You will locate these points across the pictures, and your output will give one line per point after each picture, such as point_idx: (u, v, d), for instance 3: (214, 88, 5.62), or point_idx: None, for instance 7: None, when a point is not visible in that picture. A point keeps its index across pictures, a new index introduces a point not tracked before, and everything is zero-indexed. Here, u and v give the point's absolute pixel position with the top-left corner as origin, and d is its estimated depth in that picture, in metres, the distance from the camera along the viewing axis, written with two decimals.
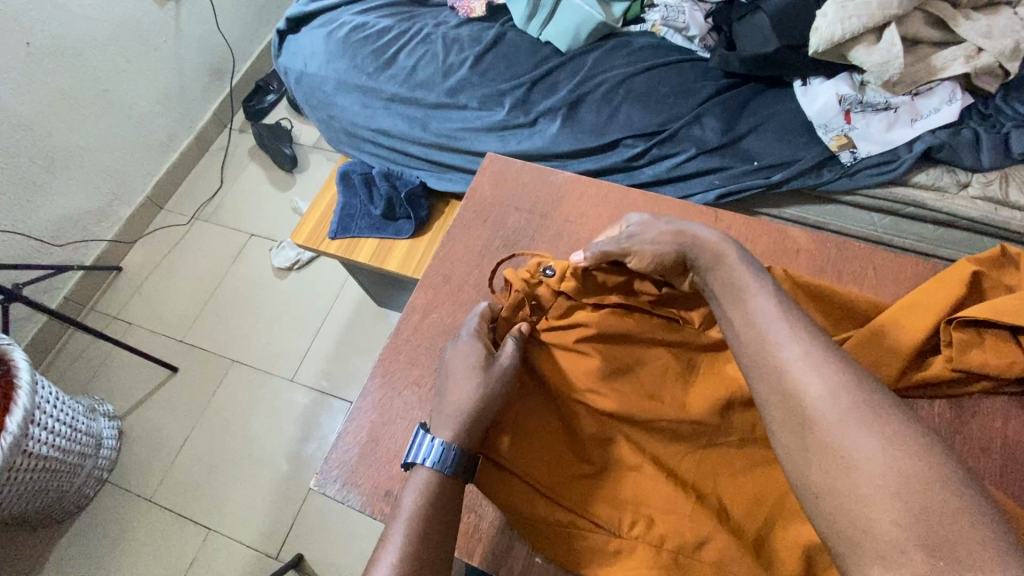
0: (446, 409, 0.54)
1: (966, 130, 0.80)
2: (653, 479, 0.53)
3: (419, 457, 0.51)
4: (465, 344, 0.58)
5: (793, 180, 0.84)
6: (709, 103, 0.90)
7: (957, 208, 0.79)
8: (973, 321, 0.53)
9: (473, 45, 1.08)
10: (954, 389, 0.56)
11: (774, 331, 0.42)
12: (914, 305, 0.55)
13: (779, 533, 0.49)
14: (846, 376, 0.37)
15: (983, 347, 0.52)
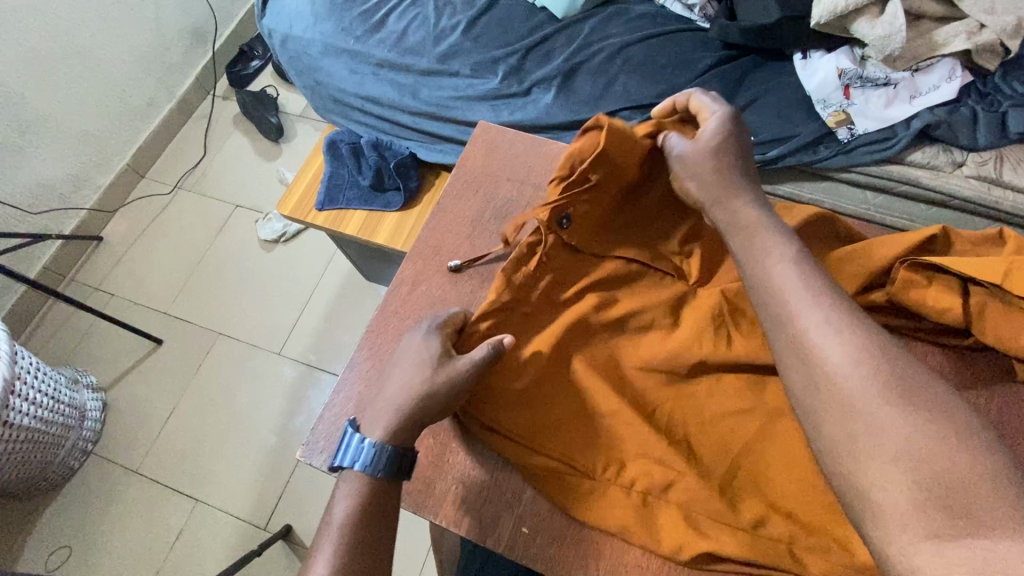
0: (382, 413, 0.52)
1: (964, 108, 0.79)
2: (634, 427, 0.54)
3: (345, 458, 0.51)
4: (410, 344, 0.55)
5: (789, 156, 0.83)
6: (708, 74, 0.88)
7: (950, 186, 0.78)
8: (925, 266, 0.57)
9: (465, 9, 1.04)
10: (906, 331, 0.60)
11: (803, 306, 0.41)
12: (884, 243, 0.59)
13: (744, 475, 0.52)
14: (875, 347, 0.37)
15: (923, 289, 0.56)
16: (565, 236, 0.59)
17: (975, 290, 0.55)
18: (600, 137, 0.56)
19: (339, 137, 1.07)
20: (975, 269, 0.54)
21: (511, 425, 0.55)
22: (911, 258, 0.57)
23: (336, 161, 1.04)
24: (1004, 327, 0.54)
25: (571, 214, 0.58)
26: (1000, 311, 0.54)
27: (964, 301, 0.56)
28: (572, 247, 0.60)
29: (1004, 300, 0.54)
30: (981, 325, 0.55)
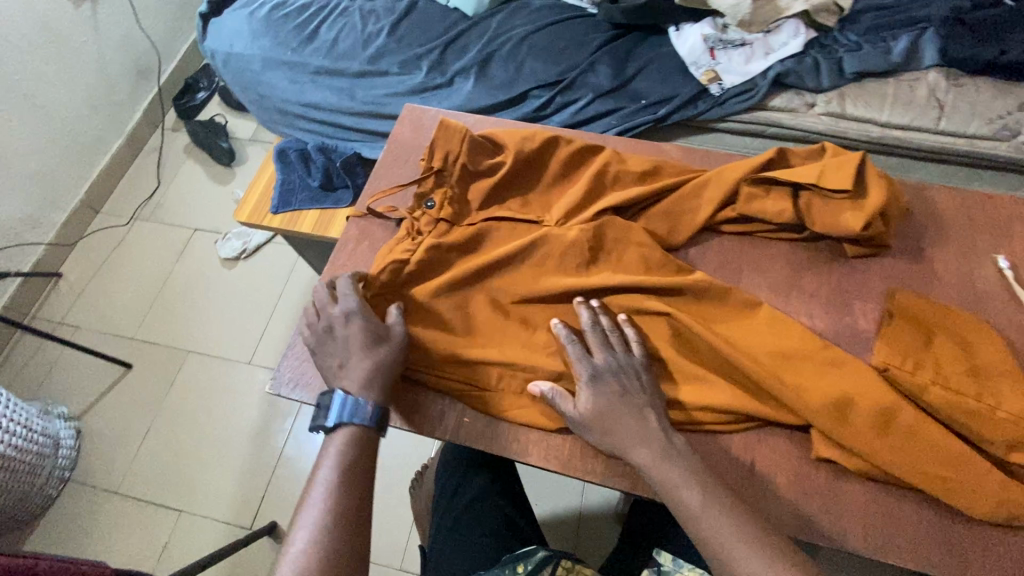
0: (354, 374, 0.61)
1: (809, 58, 0.95)
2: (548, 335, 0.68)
3: (337, 418, 0.59)
4: (347, 311, 0.64)
5: (675, 113, 0.97)
6: (601, 52, 1.03)
7: (806, 123, 0.94)
8: (764, 181, 0.72)
9: (387, 15, 1.17)
10: (762, 235, 0.74)
11: (705, 526, 0.53)
12: (733, 167, 0.73)
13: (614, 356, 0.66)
14: (751, 538, 0.52)
15: (764, 197, 0.71)
16: (434, 212, 0.74)
17: (802, 194, 0.71)
18: (434, 144, 0.75)
19: (288, 146, 1.17)
20: (798, 176, 0.70)
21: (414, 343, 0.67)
22: (754, 174, 0.72)
23: (286, 167, 1.13)
24: (828, 216, 0.69)
25: (432, 198, 0.74)
26: (823, 205, 0.69)
27: (796, 203, 0.71)
28: (445, 220, 0.73)
29: (823, 197, 0.70)
30: (814, 218, 0.69)
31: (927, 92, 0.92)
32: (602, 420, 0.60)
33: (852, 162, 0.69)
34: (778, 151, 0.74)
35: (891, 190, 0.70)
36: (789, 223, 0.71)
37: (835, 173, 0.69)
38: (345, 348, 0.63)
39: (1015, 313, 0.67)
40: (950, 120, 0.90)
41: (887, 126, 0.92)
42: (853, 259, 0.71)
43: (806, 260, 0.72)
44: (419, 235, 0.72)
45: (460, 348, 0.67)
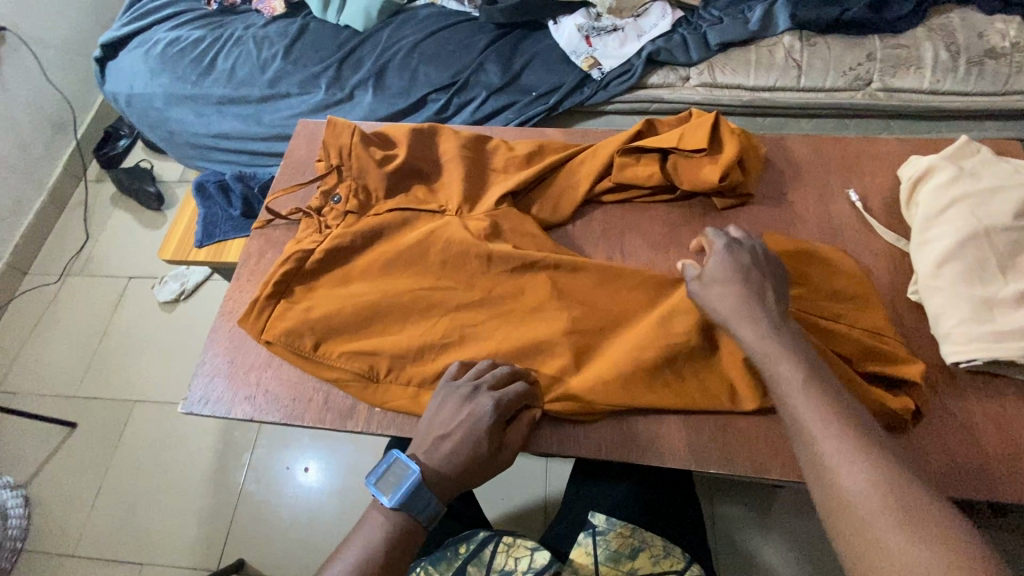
0: (436, 456, 0.61)
1: (676, 36, 1.02)
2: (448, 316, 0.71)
3: (397, 503, 0.58)
4: (465, 393, 0.62)
5: (565, 101, 1.02)
6: (488, 51, 1.08)
7: (684, 95, 1.00)
8: (635, 150, 0.77)
9: (281, 39, 1.19)
10: (640, 201, 0.79)
11: (797, 396, 0.51)
12: (606, 142, 0.79)
13: (505, 330, 0.69)
14: (836, 416, 0.49)
15: (636, 165, 0.76)
16: (341, 206, 0.76)
17: (669, 157, 0.76)
18: (327, 142, 0.78)
19: (206, 180, 1.16)
20: (662, 142, 0.76)
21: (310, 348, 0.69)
22: (625, 145, 0.77)
23: (206, 201, 1.12)
24: (692, 174, 0.75)
25: (338, 192, 0.77)
26: (687, 165, 0.75)
27: (665, 166, 0.76)
28: (353, 212, 0.75)
29: (687, 157, 0.76)
30: (681, 177, 0.75)
31: (785, 54, 0.99)
32: (720, 287, 0.61)
33: (709, 120, 0.75)
34: (647, 121, 0.80)
35: (747, 142, 0.77)
36: (661, 184, 0.77)
37: (694, 133, 0.75)
38: (445, 426, 0.62)
39: (868, 240, 0.73)
40: (809, 77, 0.98)
41: (755, 89, 1.00)
42: (724, 209, 0.77)
43: (682, 218, 0.77)
44: (327, 230, 0.75)
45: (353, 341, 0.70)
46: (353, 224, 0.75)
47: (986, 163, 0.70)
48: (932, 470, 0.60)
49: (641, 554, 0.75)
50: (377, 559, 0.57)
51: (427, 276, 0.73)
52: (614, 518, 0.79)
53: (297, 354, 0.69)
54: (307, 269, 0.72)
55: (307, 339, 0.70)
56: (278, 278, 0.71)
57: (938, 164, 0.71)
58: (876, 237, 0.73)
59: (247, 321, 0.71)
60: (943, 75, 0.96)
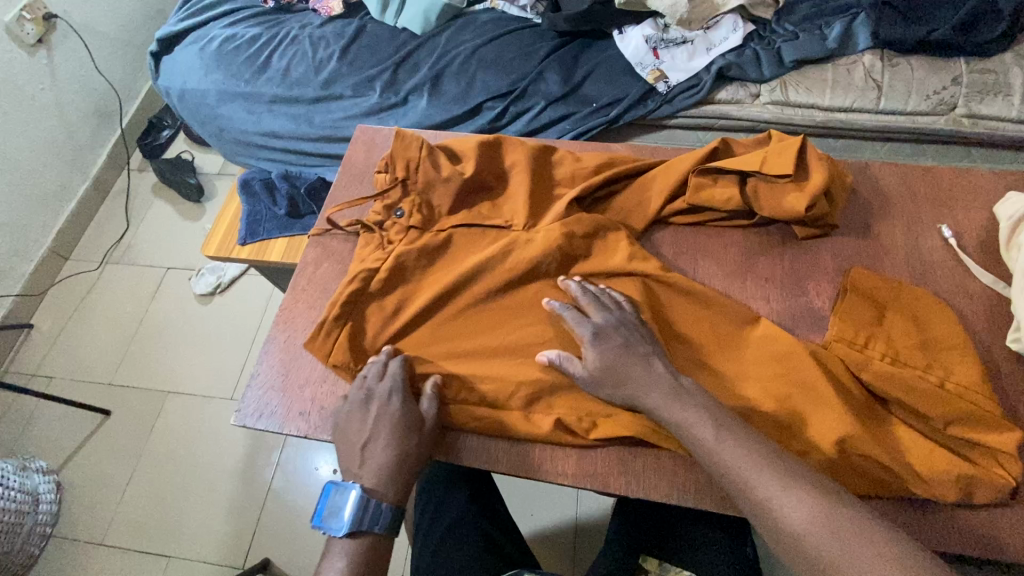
0: (377, 460, 0.60)
1: (748, 50, 0.98)
2: (512, 341, 0.67)
3: (354, 524, 0.57)
4: (377, 392, 0.63)
5: (626, 114, 0.99)
6: (549, 59, 1.04)
7: (753, 113, 0.97)
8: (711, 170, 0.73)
9: (337, 40, 1.16)
10: (715, 224, 0.75)
11: (754, 481, 0.50)
12: (680, 159, 0.74)
13: (569, 357, 0.66)
14: (767, 461, 0.50)
15: (713, 186, 0.72)
16: (404, 221, 0.72)
17: (749, 179, 0.71)
18: (394, 154, 0.73)
19: (252, 176, 1.14)
20: (743, 164, 0.71)
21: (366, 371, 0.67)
22: (701, 164, 0.72)
23: (251, 199, 1.10)
24: (774, 199, 0.70)
25: (402, 206, 0.73)
26: (768, 189, 0.71)
27: (744, 189, 0.71)
28: (416, 228, 0.72)
29: (769, 180, 0.71)
30: (761, 202, 0.70)
31: (864, 74, 0.94)
32: (606, 343, 0.61)
33: (795, 144, 0.71)
34: (723, 139, 0.75)
35: (835, 169, 0.72)
36: (739, 209, 0.72)
37: (779, 156, 0.70)
38: (367, 431, 0.62)
39: (962, 280, 0.68)
40: (888, 99, 0.93)
41: (830, 109, 0.95)
42: (805, 238, 0.72)
43: (758, 245, 0.73)
44: (390, 246, 0.71)
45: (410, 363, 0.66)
46: (418, 241, 0.71)
47: None
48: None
49: None
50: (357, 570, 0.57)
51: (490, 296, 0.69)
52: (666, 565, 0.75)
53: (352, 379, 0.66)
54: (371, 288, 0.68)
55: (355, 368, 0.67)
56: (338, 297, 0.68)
57: None
58: (971, 277, 0.68)
59: (313, 346, 0.67)
60: None
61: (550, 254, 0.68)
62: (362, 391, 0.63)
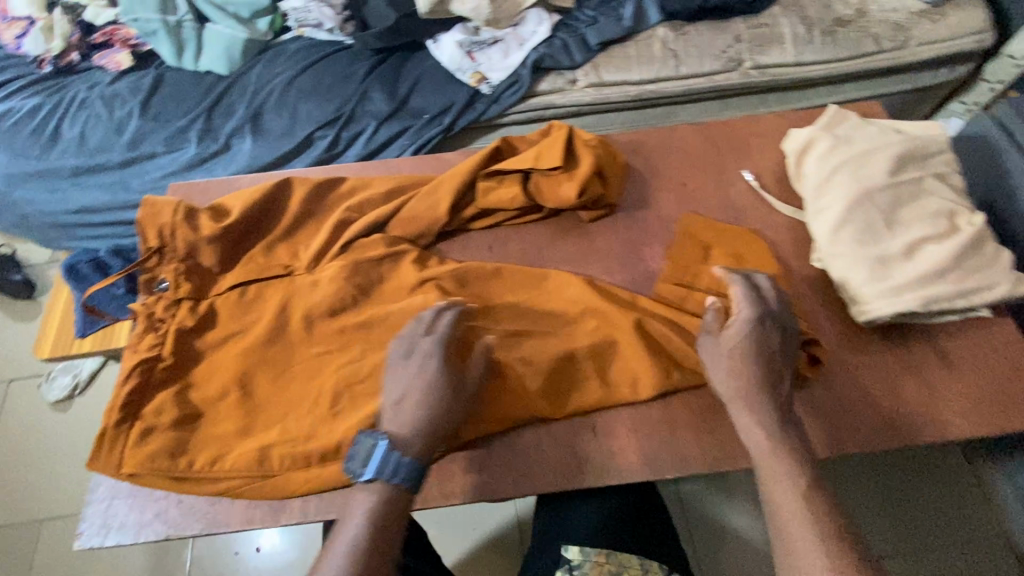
0: (403, 416, 0.57)
1: (558, 40, 1.02)
2: (376, 372, 0.67)
3: (375, 472, 0.54)
4: (421, 349, 0.60)
5: (460, 120, 1.00)
6: (370, 78, 1.02)
7: (575, 99, 1.02)
8: (495, 173, 0.76)
9: (133, 94, 1.05)
10: (509, 223, 0.77)
11: (767, 467, 0.53)
12: (460, 166, 0.76)
13: None
14: (767, 410, 0.56)
15: (498, 190, 0.75)
16: (171, 293, 0.70)
17: (530, 177, 0.75)
18: (143, 223, 0.70)
19: (77, 259, 0.99)
20: (521, 163, 0.74)
21: (228, 445, 0.63)
22: (483, 170, 0.76)
23: (80, 281, 0.96)
24: (553, 192, 0.74)
25: (163, 278, 0.70)
26: (547, 183, 0.74)
27: (527, 187, 0.75)
28: (188, 297, 0.70)
29: (547, 175, 0.75)
30: (544, 196, 0.74)
31: (661, 46, 1.02)
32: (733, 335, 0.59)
33: (562, 136, 0.75)
34: (504, 139, 0.79)
35: (603, 151, 0.77)
36: (526, 206, 0.76)
37: (550, 150, 0.74)
38: (403, 386, 0.59)
39: (768, 216, 0.76)
40: (687, 65, 1.02)
41: (641, 83, 1.02)
42: (591, 222, 0.77)
43: (592, 223, 0.77)
44: (162, 324, 0.68)
45: (273, 422, 0.65)
46: (190, 309, 0.69)
47: (856, 128, 0.75)
48: (869, 424, 0.63)
49: None
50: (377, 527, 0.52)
51: (347, 329, 0.69)
52: (588, 548, 0.83)
53: (207, 458, 0.62)
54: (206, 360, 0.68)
55: (195, 453, 0.62)
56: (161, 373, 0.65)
57: (816, 135, 0.75)
58: (774, 212, 0.76)
59: (150, 450, 0.61)
60: (803, 47, 1.02)
61: (364, 287, 0.71)
62: (408, 344, 0.61)
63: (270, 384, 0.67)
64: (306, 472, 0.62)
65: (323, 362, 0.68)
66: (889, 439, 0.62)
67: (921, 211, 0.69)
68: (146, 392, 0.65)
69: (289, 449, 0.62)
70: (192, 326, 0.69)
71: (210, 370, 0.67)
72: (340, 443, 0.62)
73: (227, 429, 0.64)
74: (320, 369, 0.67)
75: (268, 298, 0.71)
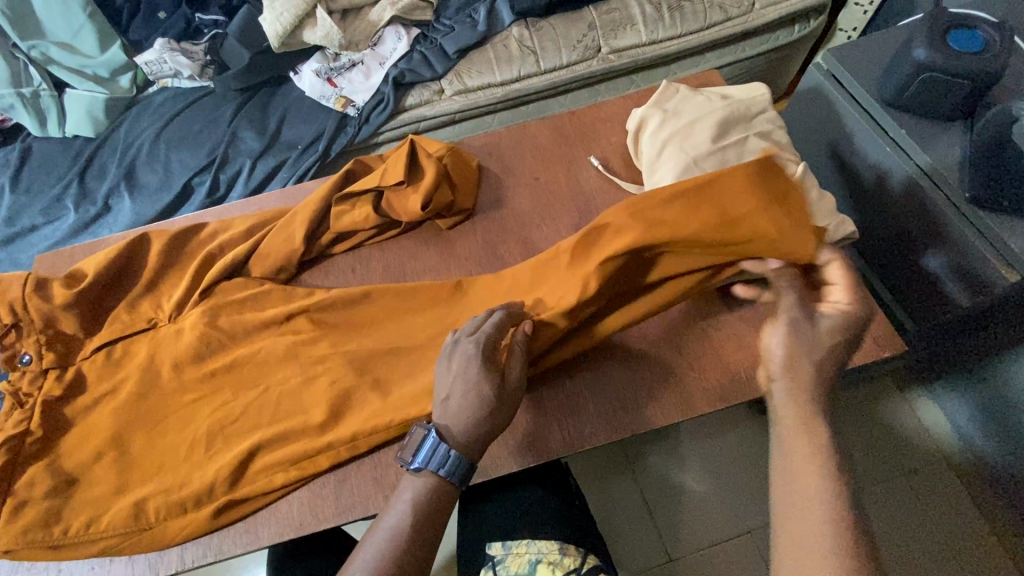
0: (448, 414, 0.57)
1: (416, 54, 1.04)
2: (245, 409, 0.68)
3: (425, 464, 0.55)
4: (461, 347, 0.59)
5: (334, 144, 1.01)
6: (237, 118, 1.03)
7: (444, 108, 1.03)
8: (348, 196, 0.77)
9: (3, 171, 1.04)
10: (370, 241, 0.79)
11: (798, 430, 0.46)
12: (311, 196, 0.77)
13: (303, 402, 0.67)
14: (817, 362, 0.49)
15: (352, 212, 0.76)
16: (35, 366, 0.70)
17: (380, 195, 0.77)
18: None
19: None
20: (369, 182, 0.76)
21: (101, 507, 0.63)
22: (334, 194, 0.76)
23: None
24: (405, 205, 0.76)
25: (25, 352, 0.70)
26: (396, 197, 0.76)
27: (378, 205, 0.77)
28: (53, 367, 0.70)
29: (397, 190, 0.76)
30: (397, 211, 0.76)
31: (518, 44, 1.05)
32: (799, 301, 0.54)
33: (405, 150, 0.77)
34: (356, 161, 0.80)
35: (449, 158, 0.79)
36: (382, 222, 0.77)
37: (394, 165, 0.76)
38: (447, 386, 0.58)
39: (616, 197, 0.79)
40: (545, 59, 1.04)
41: (505, 83, 1.04)
42: (450, 228, 0.79)
43: (451, 230, 0.79)
44: (30, 398, 0.68)
45: (147, 477, 0.65)
46: (57, 379, 0.70)
47: (684, 99, 0.77)
48: (716, 384, 0.66)
49: (539, 566, 0.73)
50: (407, 527, 0.53)
51: (213, 372, 0.70)
52: (510, 541, 0.78)
53: (81, 521, 0.62)
54: (79, 428, 0.68)
55: (70, 520, 0.63)
56: (34, 446, 0.66)
57: (647, 113, 0.77)
58: (622, 192, 0.79)
59: (20, 526, 0.62)
60: (654, 26, 1.05)
61: (226, 328, 0.71)
62: (453, 340, 0.60)
63: (142, 439, 0.67)
64: (185, 521, 0.62)
65: (196, 409, 0.69)
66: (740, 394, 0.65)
67: None
68: (16, 468, 0.65)
69: (163, 500, 0.63)
70: (59, 395, 0.69)
71: (81, 435, 0.67)
72: (212, 486, 0.63)
73: (102, 491, 0.64)
74: (193, 417, 0.68)
75: (135, 354, 0.72)
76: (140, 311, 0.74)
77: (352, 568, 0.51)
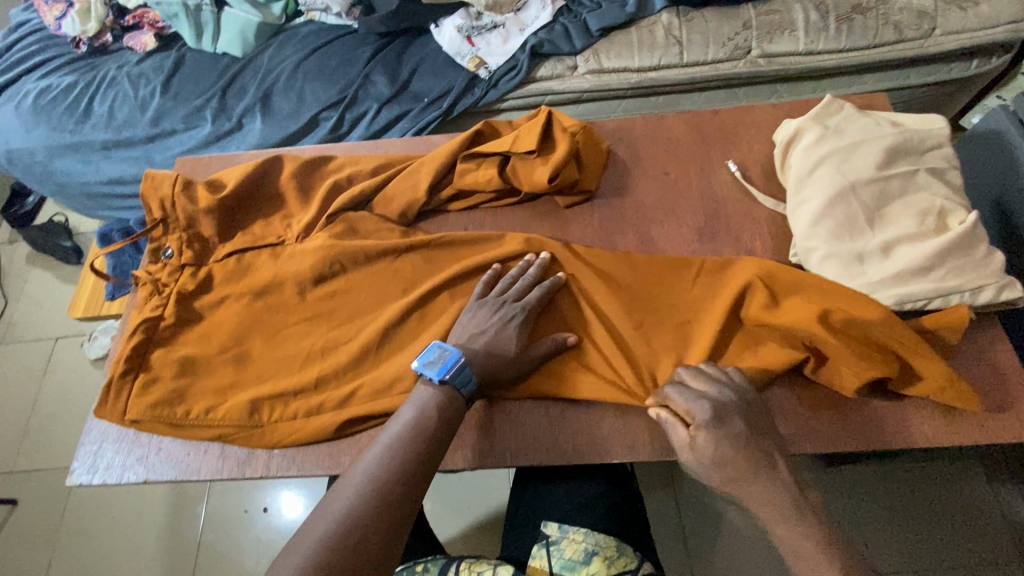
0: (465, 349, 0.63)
1: (558, 25, 1.02)
2: (344, 341, 0.70)
3: (447, 379, 0.59)
4: (506, 308, 0.65)
5: (458, 103, 1.01)
6: (373, 61, 1.05)
7: (574, 85, 1.01)
8: (474, 155, 0.77)
9: (157, 74, 1.12)
10: (486, 205, 0.79)
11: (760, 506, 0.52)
12: (439, 150, 0.77)
13: (400, 348, 0.68)
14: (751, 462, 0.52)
15: (476, 172, 0.76)
16: (175, 260, 0.74)
17: (506, 160, 0.76)
18: (147, 196, 0.75)
19: (114, 227, 1.06)
20: (498, 146, 0.75)
21: (221, 400, 0.67)
22: (463, 151, 0.76)
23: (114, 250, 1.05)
24: (529, 175, 0.75)
25: (170, 247, 0.75)
26: (522, 166, 0.75)
27: (503, 170, 0.76)
28: (189, 264, 0.74)
29: (525, 159, 0.75)
30: (520, 179, 0.75)
31: (664, 32, 1.00)
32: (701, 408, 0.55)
33: (540, 120, 0.75)
34: (487, 123, 0.80)
35: (581, 136, 0.77)
36: (503, 188, 0.77)
37: (527, 133, 0.75)
38: (479, 327, 0.65)
39: (750, 208, 0.74)
40: (690, 52, 0.99)
41: (642, 70, 1.00)
42: (566, 207, 0.77)
43: (569, 209, 0.77)
44: (165, 288, 0.73)
45: (250, 383, 0.68)
46: (191, 276, 0.74)
47: (848, 119, 0.71)
48: (829, 431, 0.61)
49: (594, 558, 0.72)
50: (427, 419, 0.56)
51: (321, 299, 0.72)
52: (568, 525, 0.77)
53: (201, 411, 0.66)
54: (199, 325, 0.72)
55: (177, 406, 0.67)
56: (159, 332, 0.71)
57: (804, 125, 0.72)
58: (757, 205, 0.74)
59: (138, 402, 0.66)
60: (816, 35, 0.98)
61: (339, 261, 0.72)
62: (499, 298, 0.66)
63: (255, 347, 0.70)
64: (279, 433, 0.65)
65: (302, 330, 0.71)
66: (853, 443, 0.60)
67: (910, 207, 0.65)
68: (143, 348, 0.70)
69: (259, 409, 0.66)
70: (188, 290, 0.73)
71: (197, 332, 0.71)
72: (307, 406, 0.65)
73: (207, 387, 0.68)
74: (297, 337, 0.71)
75: (253, 267, 0.75)
76: (265, 227, 0.77)
77: (369, 448, 0.53)
